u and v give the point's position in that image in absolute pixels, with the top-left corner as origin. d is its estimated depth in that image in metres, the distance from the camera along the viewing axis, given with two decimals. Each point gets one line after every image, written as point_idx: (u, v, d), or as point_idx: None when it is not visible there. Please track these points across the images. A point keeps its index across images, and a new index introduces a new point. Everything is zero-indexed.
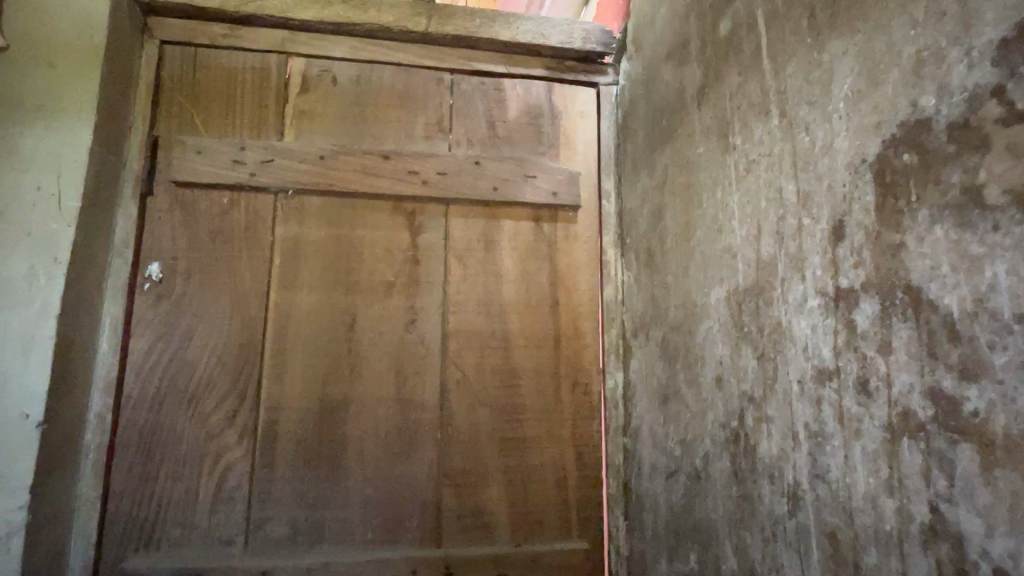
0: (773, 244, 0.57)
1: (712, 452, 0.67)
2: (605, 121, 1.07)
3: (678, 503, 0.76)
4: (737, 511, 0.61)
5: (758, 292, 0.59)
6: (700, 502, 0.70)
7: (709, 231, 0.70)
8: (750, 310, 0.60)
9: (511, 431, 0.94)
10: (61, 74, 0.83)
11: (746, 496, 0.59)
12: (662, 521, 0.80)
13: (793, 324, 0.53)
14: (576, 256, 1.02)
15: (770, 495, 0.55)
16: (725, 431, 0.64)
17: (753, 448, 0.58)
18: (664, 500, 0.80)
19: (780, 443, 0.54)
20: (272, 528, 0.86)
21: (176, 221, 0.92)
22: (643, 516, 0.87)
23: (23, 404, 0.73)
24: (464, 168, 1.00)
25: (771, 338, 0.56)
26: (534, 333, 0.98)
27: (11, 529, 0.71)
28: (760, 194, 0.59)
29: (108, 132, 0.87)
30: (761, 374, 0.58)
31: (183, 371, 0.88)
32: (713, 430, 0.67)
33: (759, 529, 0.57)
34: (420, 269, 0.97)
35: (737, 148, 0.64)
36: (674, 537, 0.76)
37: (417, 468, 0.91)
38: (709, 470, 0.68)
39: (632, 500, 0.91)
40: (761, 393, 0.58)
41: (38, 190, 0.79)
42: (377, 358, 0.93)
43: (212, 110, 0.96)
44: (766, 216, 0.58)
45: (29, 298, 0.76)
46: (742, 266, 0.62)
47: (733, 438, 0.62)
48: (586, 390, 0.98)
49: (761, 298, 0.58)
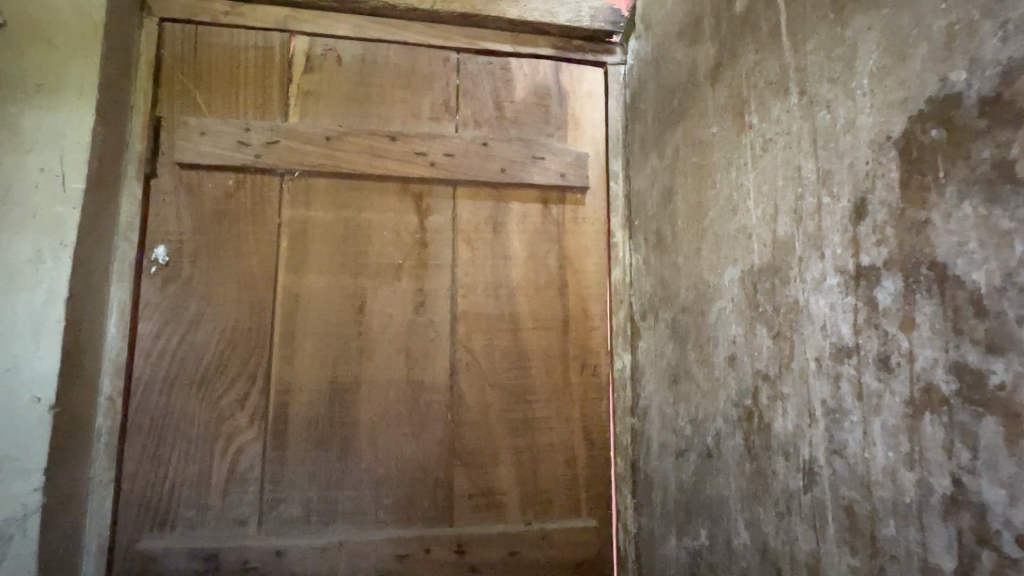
0: (790, 224, 0.57)
1: (725, 430, 0.68)
2: (614, 101, 1.06)
3: (688, 481, 0.77)
4: (750, 487, 0.62)
5: (774, 272, 0.59)
6: (710, 479, 0.71)
7: (723, 212, 0.70)
8: (765, 290, 0.61)
9: (520, 413, 0.95)
10: (61, 52, 0.81)
11: (759, 472, 0.60)
12: (672, 499, 0.82)
13: (810, 304, 0.53)
14: (584, 238, 1.02)
15: (784, 471, 0.56)
16: (737, 409, 0.65)
17: (768, 426, 0.59)
18: (674, 479, 0.81)
19: (796, 420, 0.55)
20: (285, 509, 0.87)
21: (181, 203, 0.91)
22: (651, 495, 0.88)
23: (34, 387, 0.73)
24: (472, 150, 0.99)
25: (787, 317, 0.57)
26: (543, 315, 0.98)
27: (27, 511, 0.71)
28: (777, 172, 0.59)
29: (110, 111, 0.85)
30: (777, 352, 0.58)
31: (193, 354, 0.88)
32: (725, 408, 0.68)
33: (772, 504, 0.58)
34: (428, 251, 0.97)
35: (753, 127, 0.64)
36: (683, 514, 0.78)
37: (427, 449, 0.91)
38: (720, 447, 0.69)
39: (640, 479, 0.92)
40: (777, 372, 0.58)
41: (41, 171, 0.77)
42: (387, 341, 0.93)
43: (215, 89, 0.94)
44: (784, 195, 0.58)
45: (37, 280, 0.75)
46: (757, 246, 0.63)
47: (746, 416, 0.63)
48: (594, 371, 0.98)
49: (777, 277, 0.59)
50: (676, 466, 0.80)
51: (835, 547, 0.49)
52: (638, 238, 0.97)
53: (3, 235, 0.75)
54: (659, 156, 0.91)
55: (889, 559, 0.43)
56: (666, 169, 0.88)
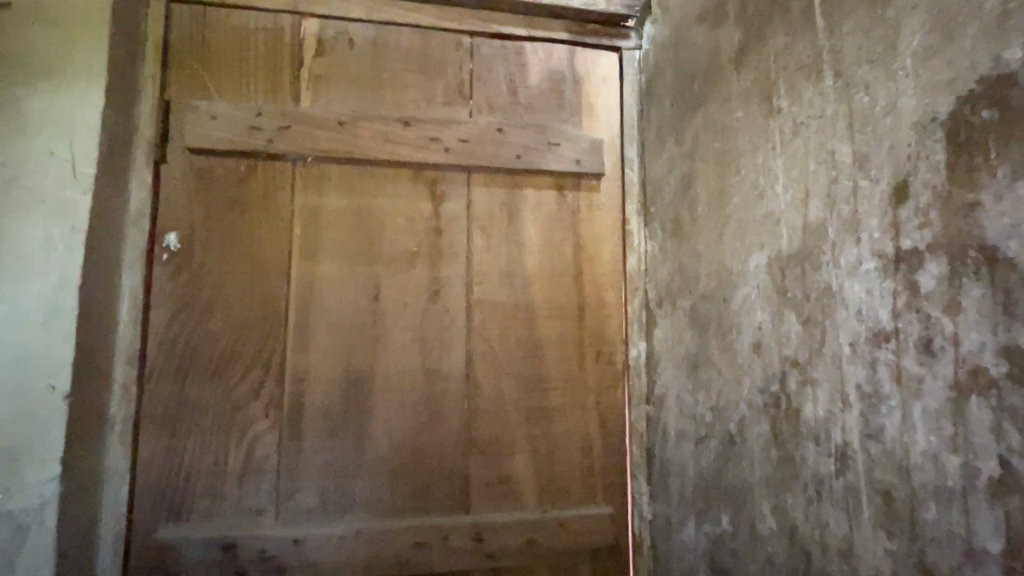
0: (823, 208, 0.56)
1: (749, 417, 0.68)
2: (629, 86, 1.05)
3: (708, 467, 0.77)
4: (776, 473, 0.62)
5: (805, 257, 0.59)
6: (733, 466, 0.71)
7: (748, 197, 0.70)
8: (794, 275, 0.60)
9: (536, 401, 0.95)
10: (68, 33, 0.79)
11: (787, 458, 0.61)
12: (690, 486, 0.82)
13: (845, 289, 0.53)
14: (599, 226, 1.01)
15: (814, 457, 0.56)
16: (763, 395, 0.65)
17: (797, 412, 0.59)
18: (693, 466, 0.81)
19: (827, 405, 0.54)
20: (303, 498, 0.87)
21: (192, 189, 0.89)
22: (668, 482, 0.89)
23: (49, 376, 0.72)
24: (486, 136, 0.98)
25: (819, 303, 0.56)
26: (558, 303, 0.98)
27: (45, 500, 0.70)
28: (809, 157, 0.58)
29: (119, 94, 0.83)
30: (807, 338, 0.58)
31: (207, 343, 0.87)
32: (749, 395, 0.68)
33: (801, 489, 0.58)
34: (443, 239, 0.96)
35: (782, 111, 0.63)
36: (703, 500, 0.78)
37: (443, 437, 0.91)
38: (744, 434, 0.69)
39: (655, 466, 0.92)
40: (806, 358, 0.58)
41: (51, 155, 0.76)
42: (402, 329, 0.92)
43: (225, 73, 0.92)
44: (816, 180, 0.57)
45: (50, 267, 0.74)
46: (785, 231, 0.62)
47: (773, 401, 0.63)
48: (609, 359, 0.98)
49: (808, 263, 0.58)
50: (695, 453, 0.81)
51: (870, 531, 0.49)
52: (654, 225, 0.97)
53: (13, 221, 0.74)
54: (677, 142, 0.90)
55: (929, 542, 0.43)
56: (685, 156, 0.87)
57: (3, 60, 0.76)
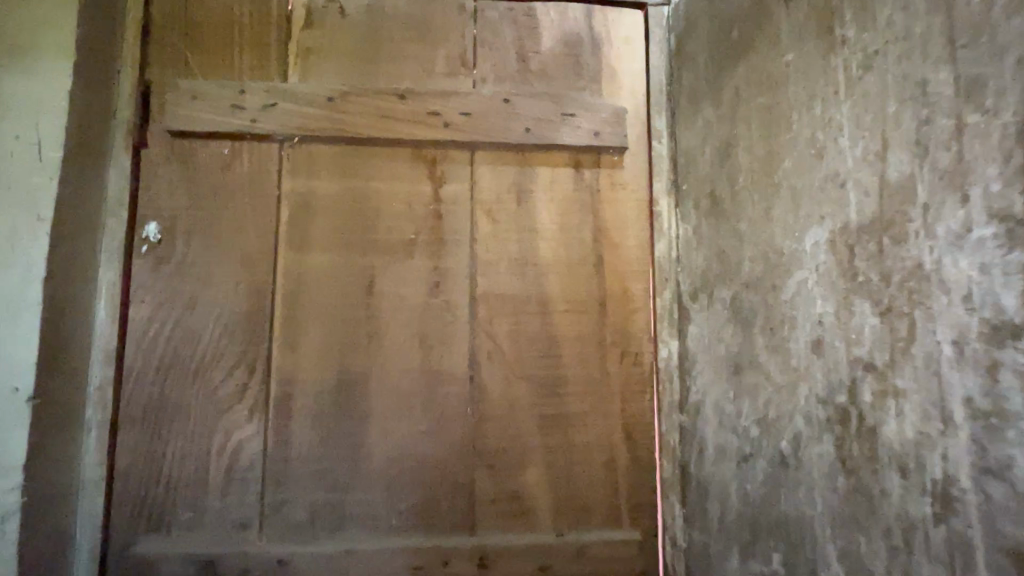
0: (908, 163, 0.44)
1: (806, 434, 0.54)
2: (656, 47, 0.91)
3: (754, 493, 0.63)
4: (845, 510, 0.49)
5: (884, 228, 0.46)
6: (786, 493, 0.58)
7: (804, 159, 0.56)
8: (868, 252, 0.48)
9: (552, 408, 0.83)
10: (33, 7, 0.73)
11: (863, 488, 0.47)
12: (733, 513, 0.68)
13: (946, 266, 0.41)
14: (623, 207, 0.88)
15: (900, 494, 0.44)
16: (826, 408, 0.52)
17: (875, 434, 0.46)
18: (736, 489, 0.67)
19: (921, 426, 0.42)
20: (290, 512, 0.78)
21: (174, 175, 0.83)
22: (706, 506, 0.75)
23: (12, 377, 0.67)
24: (493, 107, 0.86)
25: (905, 290, 0.44)
26: (576, 296, 0.85)
27: (6, 512, 0.65)
28: (890, 96, 0.46)
29: (92, 74, 0.77)
30: (887, 335, 0.45)
31: (188, 341, 0.80)
32: (807, 407, 0.54)
33: (882, 536, 0.45)
34: (445, 224, 0.85)
35: (848, 41, 0.51)
36: (748, 532, 0.64)
37: (446, 447, 0.81)
38: (801, 456, 0.55)
39: (691, 485, 0.79)
40: (887, 358, 0.45)
41: (16, 139, 0.70)
42: (399, 325, 0.83)
43: (208, 49, 0.85)
44: (900, 124, 0.45)
45: (14, 259, 0.68)
46: (853, 195, 0.49)
47: (840, 417, 0.50)
48: (636, 360, 0.85)
49: (888, 234, 0.46)
50: (738, 475, 0.67)
51: None
52: (687, 205, 0.83)
53: None
54: (714, 104, 0.75)
55: None
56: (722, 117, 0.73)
57: None
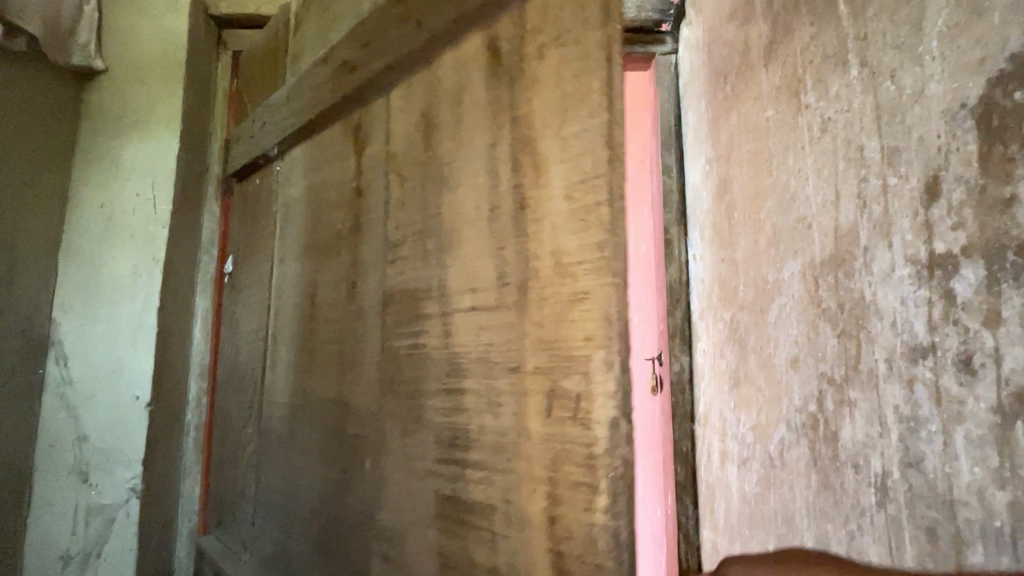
0: (856, 210, 0.46)
1: (800, 452, 0.54)
2: (720, 10, 0.76)
3: (750, 493, 0.64)
4: (814, 501, 0.51)
5: (839, 264, 0.48)
6: (819, 483, 0.50)
7: (782, 201, 0.57)
8: (829, 286, 0.49)
9: (449, 483, 0.50)
10: (150, 89, 0.93)
11: (841, 514, 0.47)
12: (734, 511, 0.68)
13: (883, 298, 0.42)
14: (559, 89, 0.46)
15: (854, 486, 0.46)
16: (800, 415, 0.53)
17: (835, 436, 0.48)
18: (735, 488, 0.68)
19: (867, 429, 0.44)
20: (263, 544, 0.74)
21: (236, 212, 0.95)
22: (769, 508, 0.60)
23: (135, 387, 0.86)
24: (388, 25, 0.62)
25: (855, 316, 0.45)
26: (485, 291, 0.49)
27: (132, 494, 0.83)
28: (841, 165, 0.48)
29: (191, 140, 0.96)
30: (841, 355, 0.47)
31: (234, 359, 0.89)
32: (788, 415, 0.55)
33: (841, 523, 0.47)
34: (364, 203, 0.66)
35: (811, 107, 0.53)
36: (748, 527, 0.64)
37: (351, 514, 0.60)
38: (784, 456, 0.56)
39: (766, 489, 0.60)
40: (843, 374, 0.47)
41: (137, 195, 0.90)
42: (329, 335, 0.68)
43: (253, 94, 0.95)
44: (845, 178, 0.47)
45: (135, 293, 0.87)
46: (825, 241, 0.49)
47: (808, 423, 0.52)
48: (580, 418, 0.41)
49: (842, 270, 0.47)
50: (846, 530, 0.46)
51: None
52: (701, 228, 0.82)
53: (110, 251, 0.88)
54: None
55: None
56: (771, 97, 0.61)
57: (119, 120, 0.92)
